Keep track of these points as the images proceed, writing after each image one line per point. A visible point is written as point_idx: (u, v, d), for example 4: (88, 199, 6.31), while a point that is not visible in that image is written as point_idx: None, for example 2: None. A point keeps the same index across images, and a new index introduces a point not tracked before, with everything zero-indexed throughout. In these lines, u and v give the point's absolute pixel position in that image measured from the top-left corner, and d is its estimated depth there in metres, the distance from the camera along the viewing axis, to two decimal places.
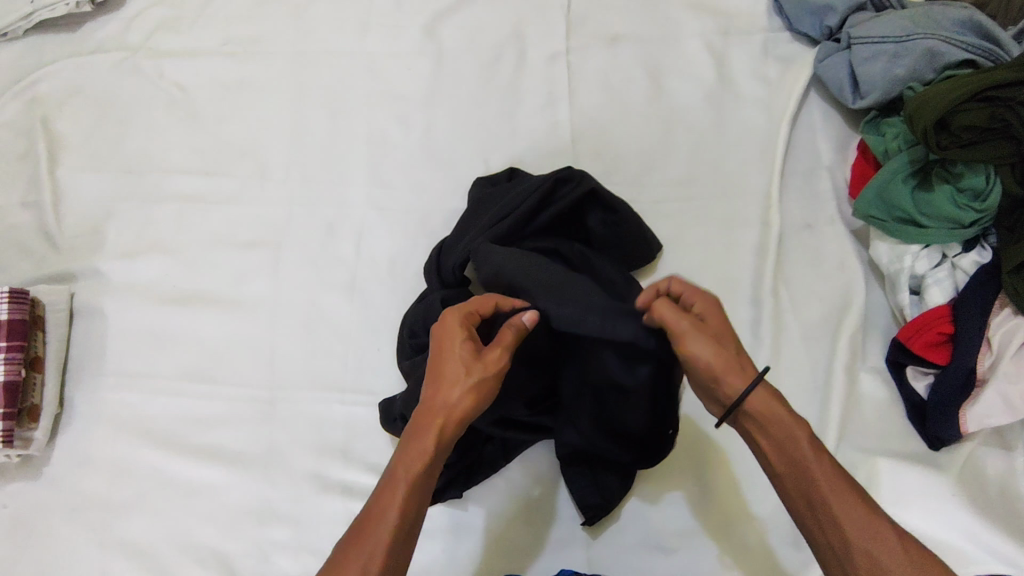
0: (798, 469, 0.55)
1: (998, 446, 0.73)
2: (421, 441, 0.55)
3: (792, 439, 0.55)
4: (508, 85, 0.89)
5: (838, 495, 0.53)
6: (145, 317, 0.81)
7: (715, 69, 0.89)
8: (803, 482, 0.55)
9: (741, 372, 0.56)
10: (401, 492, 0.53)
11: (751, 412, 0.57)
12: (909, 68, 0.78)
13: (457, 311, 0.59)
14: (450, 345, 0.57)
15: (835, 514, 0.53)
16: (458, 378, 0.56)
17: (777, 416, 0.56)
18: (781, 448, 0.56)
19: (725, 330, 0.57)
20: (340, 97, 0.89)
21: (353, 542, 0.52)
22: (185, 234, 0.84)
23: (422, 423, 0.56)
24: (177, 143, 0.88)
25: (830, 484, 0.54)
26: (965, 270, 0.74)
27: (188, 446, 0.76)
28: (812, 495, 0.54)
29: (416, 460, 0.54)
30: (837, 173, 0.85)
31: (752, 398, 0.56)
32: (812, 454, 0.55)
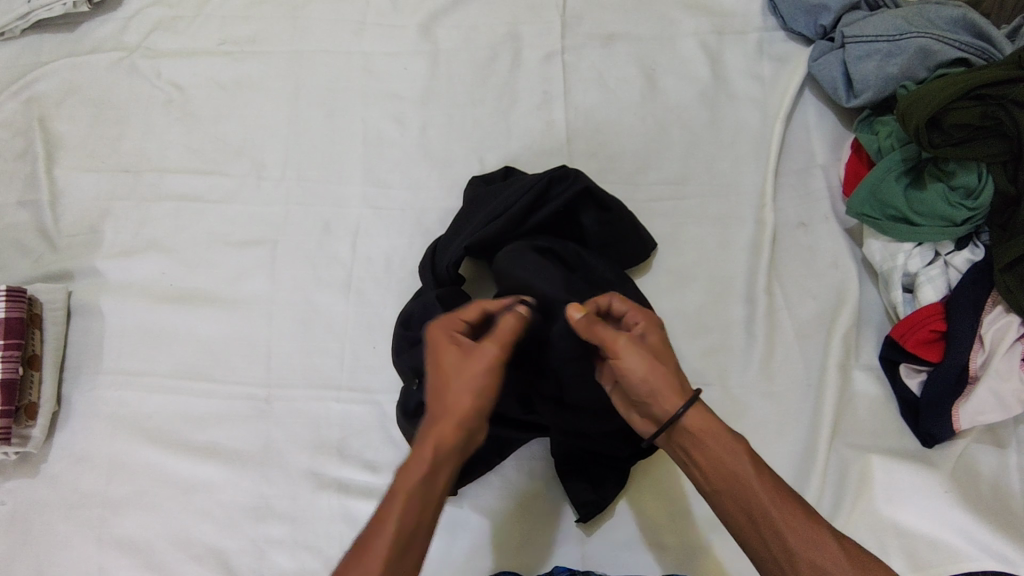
0: (738, 488, 0.54)
1: (989, 443, 0.74)
2: (420, 450, 0.54)
3: (726, 454, 0.55)
4: (504, 84, 0.89)
5: (778, 513, 0.53)
6: (142, 316, 0.81)
7: (710, 68, 0.89)
8: (744, 500, 0.54)
9: (677, 391, 0.56)
10: (402, 500, 0.51)
11: (685, 429, 0.57)
12: (903, 67, 0.78)
13: (444, 321, 0.60)
14: (440, 351, 0.57)
15: (782, 535, 0.52)
16: (448, 382, 0.56)
17: (714, 431, 0.56)
18: (718, 467, 0.55)
19: (666, 351, 0.58)
20: (337, 97, 0.89)
21: (357, 556, 0.50)
22: (181, 232, 0.84)
23: (423, 433, 0.55)
24: (175, 142, 0.88)
25: (769, 501, 0.53)
26: (958, 267, 0.74)
27: (185, 444, 0.76)
28: (752, 509, 0.54)
29: (418, 465, 0.53)
30: (831, 171, 0.85)
31: (689, 416, 0.56)
32: (748, 470, 0.54)
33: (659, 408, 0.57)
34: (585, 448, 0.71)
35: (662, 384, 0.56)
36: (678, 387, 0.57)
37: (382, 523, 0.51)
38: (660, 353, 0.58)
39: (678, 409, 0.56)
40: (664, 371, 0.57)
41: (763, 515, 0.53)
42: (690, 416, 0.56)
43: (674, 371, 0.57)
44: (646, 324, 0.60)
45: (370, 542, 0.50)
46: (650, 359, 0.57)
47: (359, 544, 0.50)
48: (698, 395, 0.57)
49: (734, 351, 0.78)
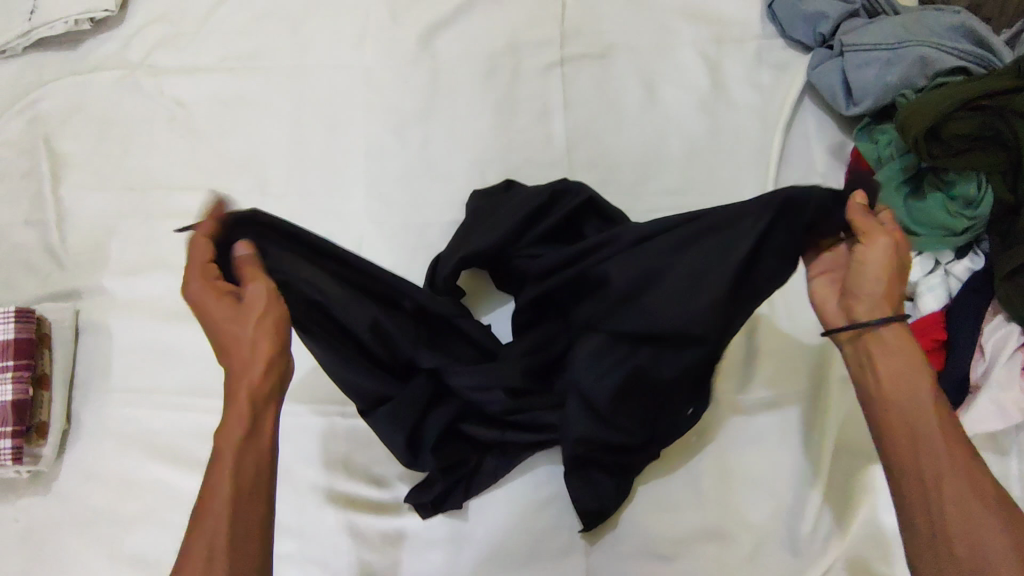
0: (912, 406, 0.58)
1: (991, 450, 0.74)
2: (233, 403, 0.57)
3: (908, 372, 0.59)
4: (504, 96, 0.90)
5: (942, 444, 0.56)
6: (148, 333, 0.82)
7: (710, 77, 0.89)
8: (911, 415, 0.58)
9: (892, 305, 0.61)
10: (227, 455, 0.55)
11: (881, 339, 0.61)
12: (903, 75, 0.78)
13: (194, 280, 0.60)
14: (212, 309, 0.59)
15: (938, 463, 0.55)
16: (241, 333, 0.59)
17: (907, 352, 0.60)
18: (899, 380, 0.59)
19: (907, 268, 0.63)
20: (337, 111, 0.89)
21: (199, 516, 0.54)
22: (185, 249, 0.85)
23: (231, 387, 0.58)
24: (177, 158, 0.89)
25: (935, 432, 0.57)
26: (958, 277, 0.75)
27: (192, 460, 0.77)
28: (916, 431, 0.57)
29: (236, 418, 0.57)
30: (831, 180, 0.85)
31: (888, 328, 0.61)
32: (926, 392, 0.58)
33: (863, 311, 0.62)
34: (599, 444, 0.70)
35: (877, 301, 0.62)
36: (895, 305, 0.62)
37: (216, 479, 0.55)
38: (900, 258, 0.62)
39: (885, 317, 0.61)
40: (891, 286, 0.62)
41: (924, 444, 0.56)
42: (889, 329, 0.61)
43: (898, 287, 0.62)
44: (902, 237, 0.62)
45: (210, 498, 0.54)
46: (891, 266, 0.62)
47: (199, 508, 0.54)
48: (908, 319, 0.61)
49: (733, 362, 0.79)
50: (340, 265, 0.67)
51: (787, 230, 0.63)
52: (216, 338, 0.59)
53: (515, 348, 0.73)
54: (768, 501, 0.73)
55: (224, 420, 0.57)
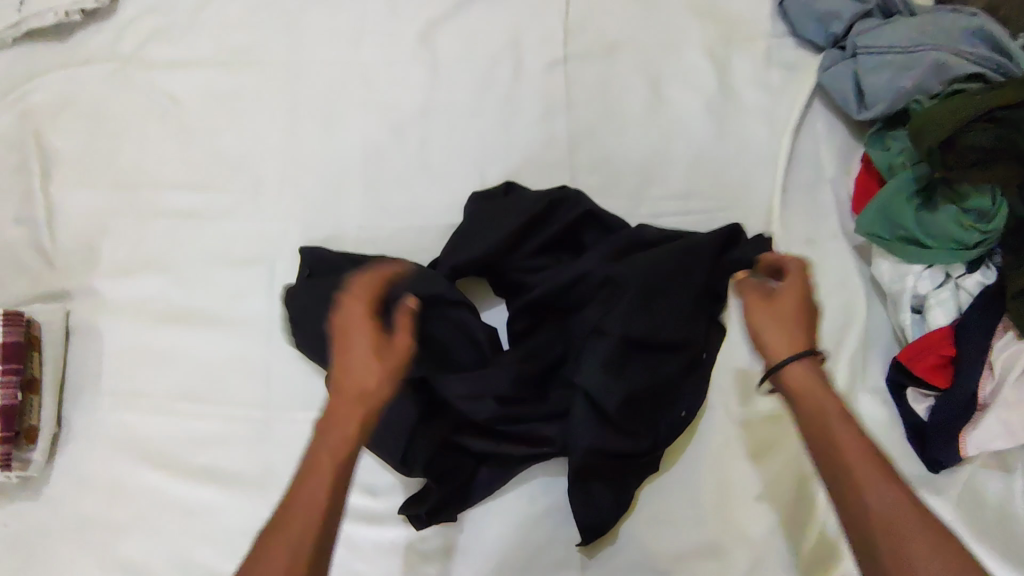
0: (828, 443, 0.54)
1: (996, 467, 0.73)
2: (342, 425, 0.57)
3: (819, 411, 0.56)
4: (505, 94, 0.87)
5: (857, 457, 0.53)
6: (140, 337, 0.80)
7: (717, 77, 0.86)
8: (831, 453, 0.54)
9: (793, 348, 0.59)
10: (326, 477, 0.54)
11: (790, 386, 0.58)
12: (917, 80, 0.76)
13: (361, 301, 0.63)
14: (354, 329, 0.61)
15: (855, 475, 0.52)
16: (370, 362, 0.59)
17: (816, 393, 0.57)
18: (815, 422, 0.56)
19: (801, 312, 0.61)
20: (334, 108, 0.87)
21: (278, 530, 0.52)
22: (177, 250, 0.83)
23: (338, 406, 0.58)
24: (169, 155, 0.87)
25: (862, 474, 0.52)
26: (969, 291, 0.73)
27: (185, 466, 0.76)
28: (838, 472, 0.53)
29: (342, 441, 0.56)
30: (840, 186, 0.83)
31: (791, 370, 0.58)
32: (837, 427, 0.55)
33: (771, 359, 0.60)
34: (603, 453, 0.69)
35: (785, 338, 0.59)
36: (799, 348, 0.59)
37: (308, 494, 0.54)
38: (790, 305, 0.61)
39: (786, 358, 0.59)
40: (795, 327, 0.60)
41: (842, 458, 0.53)
42: (792, 371, 0.58)
43: (796, 329, 0.60)
44: (795, 291, 0.62)
45: (296, 513, 0.53)
46: (778, 313, 0.60)
47: (280, 522, 0.53)
48: (810, 357, 0.58)
49: (734, 377, 0.77)
50: (371, 271, 0.75)
51: (750, 246, 0.74)
52: (343, 357, 0.60)
53: (508, 356, 0.72)
54: (769, 516, 0.72)
55: (331, 436, 0.56)
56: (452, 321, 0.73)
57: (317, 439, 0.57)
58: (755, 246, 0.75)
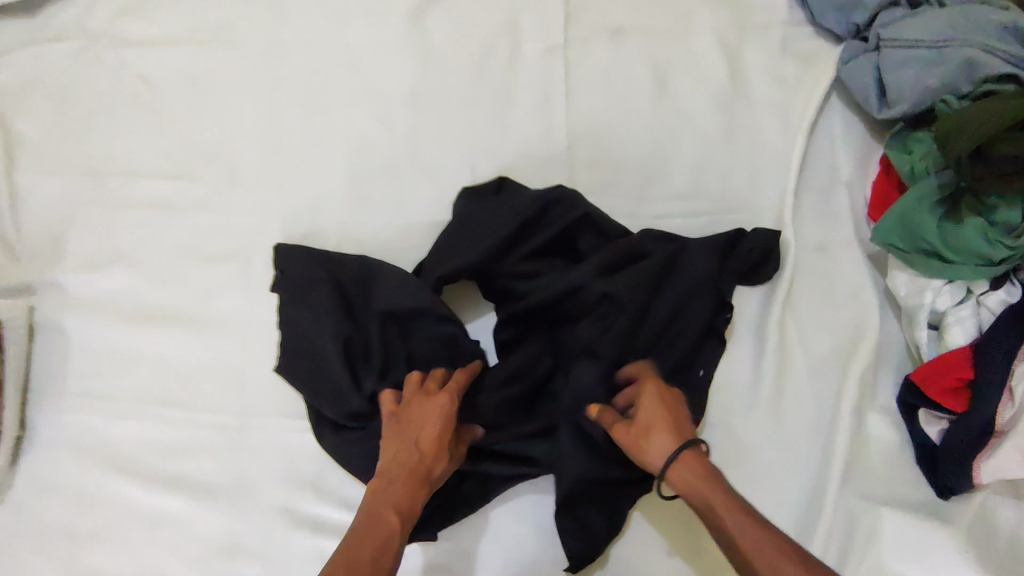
0: (724, 536, 0.52)
1: (1011, 495, 0.68)
2: (411, 494, 0.57)
3: (709, 502, 0.54)
4: (499, 82, 0.81)
5: (724, 508, 0.53)
6: (108, 336, 0.76)
7: (728, 68, 0.81)
8: (730, 547, 0.52)
9: (662, 446, 0.58)
10: (397, 538, 0.54)
11: (678, 486, 0.56)
12: (945, 79, 0.70)
13: (446, 393, 0.63)
14: (445, 418, 0.62)
15: (751, 564, 0.50)
16: (443, 450, 0.61)
17: (699, 483, 0.55)
18: (708, 517, 0.54)
19: (659, 416, 0.60)
20: (317, 94, 0.81)
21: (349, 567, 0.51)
22: (148, 243, 0.78)
23: (409, 476, 0.58)
24: (141, 141, 0.81)
25: (759, 559, 0.50)
26: (991, 309, 0.68)
27: (154, 474, 0.73)
28: (742, 564, 0.51)
29: (406, 506, 0.56)
30: (856, 189, 0.78)
31: (671, 472, 0.57)
32: (724, 515, 0.53)
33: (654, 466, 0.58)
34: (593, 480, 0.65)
35: (659, 439, 0.58)
36: (669, 444, 0.58)
37: (378, 544, 0.53)
38: (646, 418, 0.60)
39: (659, 462, 0.57)
40: (664, 423, 0.59)
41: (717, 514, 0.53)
42: (672, 472, 0.57)
43: (662, 431, 0.59)
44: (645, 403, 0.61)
45: (369, 557, 0.52)
46: (642, 432, 0.59)
47: (349, 559, 0.51)
48: (683, 448, 0.57)
49: (737, 392, 0.72)
50: (352, 276, 0.72)
51: (741, 257, 0.71)
52: (421, 430, 0.61)
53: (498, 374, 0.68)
54: None
55: (400, 499, 0.57)
56: (437, 337, 0.69)
57: (384, 497, 0.57)
58: (750, 254, 0.71)
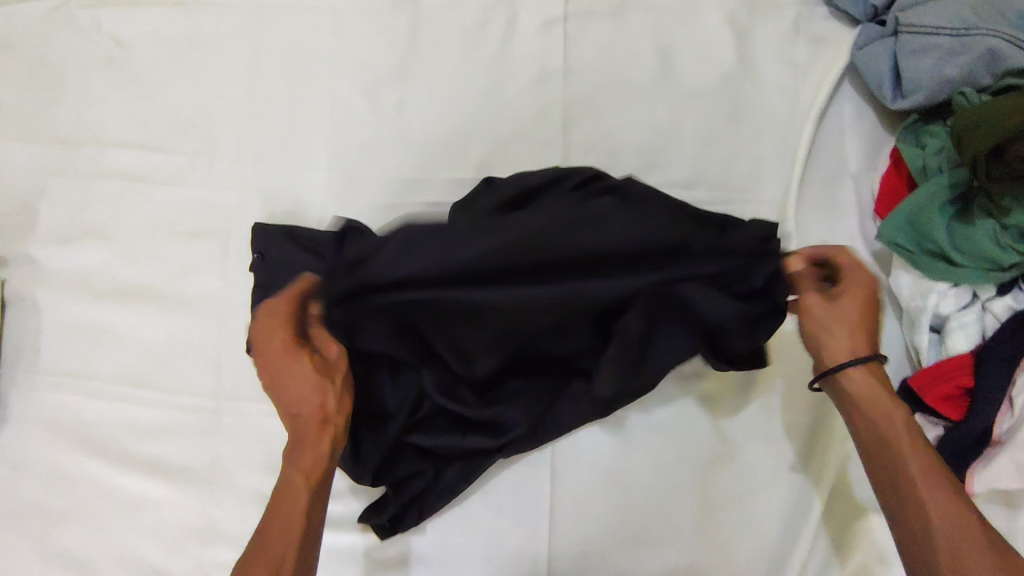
0: (891, 444, 0.56)
1: (1002, 503, 0.67)
2: (309, 448, 0.57)
3: (886, 416, 0.56)
4: (494, 56, 0.77)
5: (923, 468, 0.54)
6: (82, 312, 0.74)
7: (735, 48, 0.76)
8: (890, 456, 0.55)
9: (867, 348, 0.58)
10: (301, 501, 0.56)
11: (850, 384, 0.58)
12: (964, 70, 0.66)
13: (282, 329, 0.58)
14: (290, 356, 0.57)
15: (913, 475, 0.54)
16: (321, 386, 0.57)
17: (877, 395, 0.57)
18: (874, 420, 0.57)
19: (870, 315, 0.59)
20: (301, 63, 0.77)
21: (261, 552, 0.54)
22: (123, 217, 0.75)
23: (299, 433, 0.58)
24: (117, 109, 0.78)
25: (923, 474, 0.53)
26: (997, 315, 0.65)
27: (128, 456, 0.71)
28: (901, 474, 0.54)
29: (310, 462, 0.57)
30: (863, 182, 0.74)
31: (853, 372, 0.58)
32: (902, 432, 0.56)
33: (829, 355, 0.59)
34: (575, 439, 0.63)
35: (850, 336, 0.58)
36: (865, 346, 0.58)
37: (283, 519, 0.55)
38: (840, 308, 0.59)
39: (846, 360, 0.58)
40: (867, 331, 0.59)
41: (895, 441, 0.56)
42: (855, 373, 0.58)
43: (856, 330, 0.58)
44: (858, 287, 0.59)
45: (272, 536, 0.54)
46: (848, 326, 0.58)
47: (261, 545, 0.54)
48: (874, 357, 0.58)
49: (732, 390, 0.69)
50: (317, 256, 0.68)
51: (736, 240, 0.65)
52: (284, 386, 0.58)
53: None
54: (752, 542, 0.67)
55: (301, 461, 0.57)
56: None
57: (287, 466, 0.57)
58: None
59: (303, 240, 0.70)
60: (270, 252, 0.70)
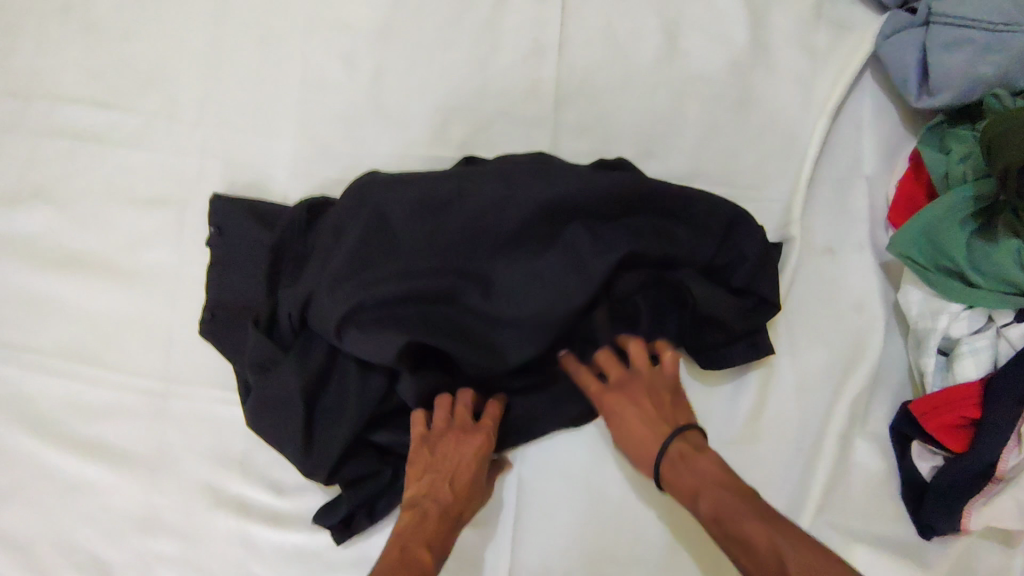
0: (702, 501, 0.49)
1: (998, 541, 0.62)
2: (444, 532, 0.52)
3: (689, 480, 0.51)
4: (484, 23, 0.70)
5: (736, 509, 0.47)
6: (27, 280, 0.69)
7: (748, 30, 0.69)
8: (708, 514, 0.49)
9: (648, 431, 0.54)
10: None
11: (668, 474, 0.52)
12: (1000, 69, 0.60)
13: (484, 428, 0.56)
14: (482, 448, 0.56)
15: (728, 525, 0.47)
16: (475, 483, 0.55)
17: (682, 464, 0.52)
18: (685, 486, 0.51)
19: (633, 395, 0.56)
20: (274, 20, 0.71)
21: None
22: (74, 180, 0.70)
23: (436, 510, 0.52)
24: (71, 59, 0.71)
25: (735, 515, 0.47)
26: (1012, 343, 0.59)
27: (69, 437, 0.66)
28: (721, 531, 0.48)
29: (438, 541, 0.51)
30: (878, 185, 0.68)
31: (659, 460, 0.53)
32: (705, 482, 0.50)
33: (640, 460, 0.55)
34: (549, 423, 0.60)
35: (638, 428, 0.55)
36: (647, 433, 0.54)
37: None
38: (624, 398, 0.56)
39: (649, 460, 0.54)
40: (652, 419, 0.55)
41: (685, 495, 0.51)
42: (658, 459, 0.53)
43: (638, 420, 0.55)
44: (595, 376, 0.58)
45: None
46: (641, 415, 0.55)
47: None
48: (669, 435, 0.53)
49: (718, 403, 0.64)
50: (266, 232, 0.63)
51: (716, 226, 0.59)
52: (444, 464, 0.55)
53: (470, 327, 0.56)
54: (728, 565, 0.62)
55: (426, 533, 0.51)
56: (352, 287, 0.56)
57: (410, 537, 0.50)
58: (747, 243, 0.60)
59: (262, 211, 0.65)
60: (222, 226, 0.64)
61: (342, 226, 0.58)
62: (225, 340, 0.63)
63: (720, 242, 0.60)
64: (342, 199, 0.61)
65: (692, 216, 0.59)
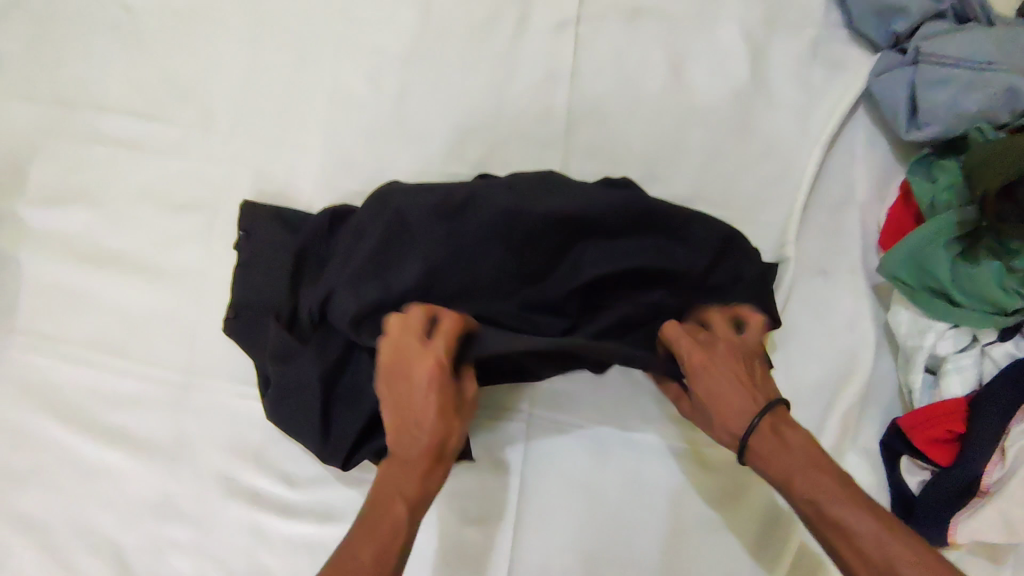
0: (802, 487, 0.52)
1: (986, 558, 0.64)
2: (415, 463, 0.54)
3: (790, 467, 0.53)
4: (502, 51, 0.75)
5: (839, 499, 0.50)
6: (62, 275, 0.73)
7: (749, 65, 0.74)
8: (805, 496, 0.52)
9: (749, 398, 0.56)
10: (403, 511, 0.52)
11: (757, 451, 0.55)
12: (983, 106, 0.64)
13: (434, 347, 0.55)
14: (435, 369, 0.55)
15: (831, 512, 0.50)
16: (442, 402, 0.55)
17: (778, 449, 0.54)
18: (781, 468, 0.53)
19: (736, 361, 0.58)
20: (307, 43, 0.76)
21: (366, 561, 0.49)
22: (113, 183, 0.74)
23: (404, 444, 0.55)
24: (117, 73, 0.77)
25: (839, 505, 0.50)
26: (995, 362, 0.63)
27: (92, 424, 0.69)
28: (819, 514, 0.51)
29: (410, 477, 0.54)
30: (870, 212, 0.72)
31: (753, 438, 0.55)
32: (805, 469, 0.52)
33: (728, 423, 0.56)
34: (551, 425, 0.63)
35: (738, 397, 0.56)
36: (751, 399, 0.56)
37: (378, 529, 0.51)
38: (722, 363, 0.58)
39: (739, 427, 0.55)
40: (750, 389, 0.57)
41: (778, 476, 0.54)
42: (753, 439, 0.55)
43: (739, 388, 0.57)
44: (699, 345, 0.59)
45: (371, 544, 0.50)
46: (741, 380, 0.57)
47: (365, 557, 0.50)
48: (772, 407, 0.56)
49: None
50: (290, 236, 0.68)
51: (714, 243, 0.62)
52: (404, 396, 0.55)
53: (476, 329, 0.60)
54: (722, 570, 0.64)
55: (400, 475, 0.54)
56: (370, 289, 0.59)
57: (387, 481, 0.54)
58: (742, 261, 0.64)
59: (288, 217, 0.69)
60: (250, 229, 0.69)
61: (360, 230, 0.62)
62: (247, 335, 0.66)
63: (717, 257, 0.63)
64: (364, 206, 0.64)
65: (691, 235, 0.62)
